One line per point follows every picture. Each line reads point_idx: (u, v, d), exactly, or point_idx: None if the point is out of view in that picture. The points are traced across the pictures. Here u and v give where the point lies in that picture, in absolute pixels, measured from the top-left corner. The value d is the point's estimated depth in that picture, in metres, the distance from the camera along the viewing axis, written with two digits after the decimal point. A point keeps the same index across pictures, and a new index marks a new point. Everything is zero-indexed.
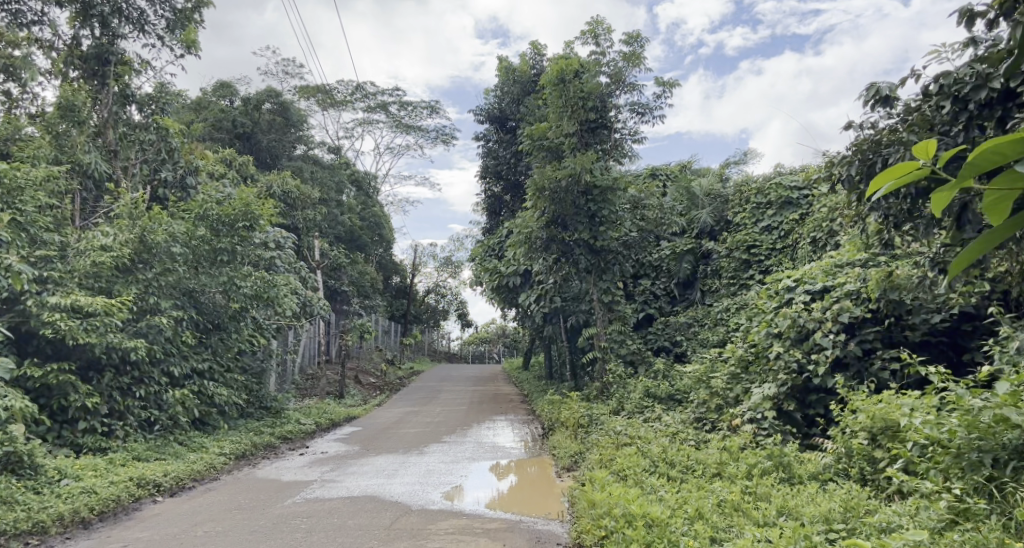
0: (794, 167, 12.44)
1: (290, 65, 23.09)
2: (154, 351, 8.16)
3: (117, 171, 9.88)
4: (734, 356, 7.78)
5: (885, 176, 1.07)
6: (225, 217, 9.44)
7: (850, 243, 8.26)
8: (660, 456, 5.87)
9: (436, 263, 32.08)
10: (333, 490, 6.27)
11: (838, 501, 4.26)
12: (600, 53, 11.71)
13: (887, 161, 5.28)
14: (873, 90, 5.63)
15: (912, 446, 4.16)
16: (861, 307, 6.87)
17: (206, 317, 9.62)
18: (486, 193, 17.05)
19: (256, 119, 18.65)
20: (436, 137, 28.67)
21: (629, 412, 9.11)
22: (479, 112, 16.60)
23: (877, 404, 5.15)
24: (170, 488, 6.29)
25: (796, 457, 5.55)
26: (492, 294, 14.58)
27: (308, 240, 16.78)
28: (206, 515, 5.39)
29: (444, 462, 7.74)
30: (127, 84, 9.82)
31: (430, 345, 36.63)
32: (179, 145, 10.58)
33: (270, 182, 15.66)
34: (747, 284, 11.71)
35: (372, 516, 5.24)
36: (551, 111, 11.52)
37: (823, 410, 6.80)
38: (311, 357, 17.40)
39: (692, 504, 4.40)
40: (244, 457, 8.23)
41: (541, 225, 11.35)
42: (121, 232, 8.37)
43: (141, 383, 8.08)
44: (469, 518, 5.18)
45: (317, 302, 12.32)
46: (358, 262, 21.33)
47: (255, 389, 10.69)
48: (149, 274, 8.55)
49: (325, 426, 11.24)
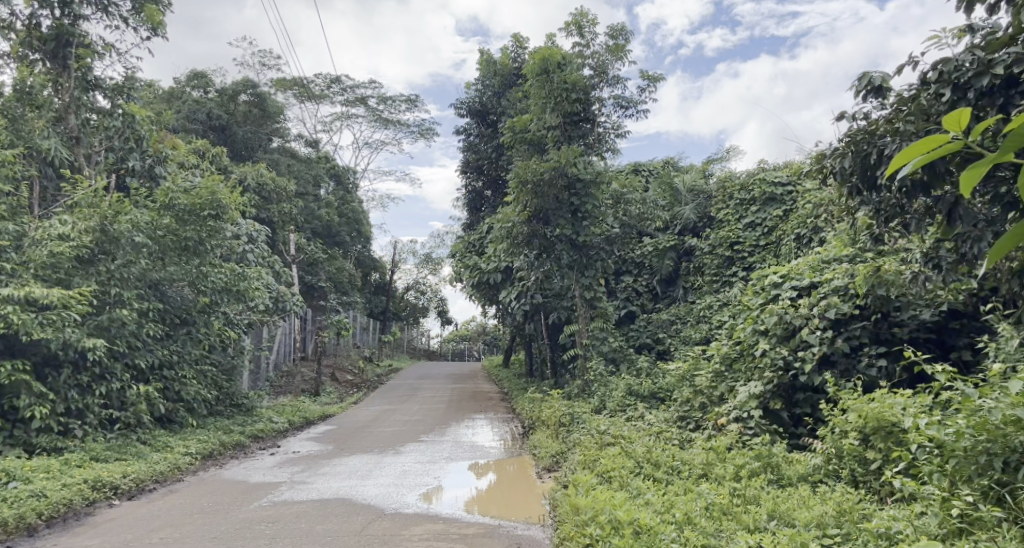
0: (777, 163, 12.37)
1: (268, 56, 22.60)
2: (115, 346, 7.74)
3: (79, 159, 9.42)
4: (719, 353, 7.62)
5: (912, 151, 1.10)
6: (193, 207, 9.02)
7: (837, 239, 8.16)
8: (644, 457, 5.65)
9: (415, 259, 31.72)
10: (303, 492, 5.97)
11: (831, 504, 4.10)
12: (584, 45, 11.45)
13: (883, 153, 5.15)
14: (866, 80, 5.49)
15: (916, 449, 3.98)
16: (849, 304, 6.74)
17: (172, 310, 9.22)
18: (467, 187, 16.78)
19: (232, 110, 18.17)
20: (416, 132, 28.29)
21: (611, 411, 8.91)
22: (460, 105, 16.31)
23: (869, 403, 4.96)
24: (129, 491, 5.92)
25: (784, 458, 5.40)
26: (471, 290, 14.27)
27: (283, 235, 16.37)
28: (166, 520, 5.05)
29: (421, 462, 7.47)
30: (90, 68, 9.36)
31: (409, 343, 36.24)
32: (146, 133, 10.12)
33: (243, 174, 15.21)
34: (730, 281, 11.59)
35: (344, 521, 4.95)
36: (534, 103, 11.31)
37: (810, 409, 6.66)
38: (285, 353, 16.97)
39: (680, 508, 4.21)
40: (211, 457, 7.87)
41: (523, 220, 11.06)
42: (81, 220, 7.95)
43: (102, 379, 7.67)
44: (447, 523, 4.94)
45: (291, 297, 11.96)
46: (335, 258, 20.93)
47: (226, 387, 10.31)
48: (111, 265, 8.10)
49: (298, 425, 10.90)
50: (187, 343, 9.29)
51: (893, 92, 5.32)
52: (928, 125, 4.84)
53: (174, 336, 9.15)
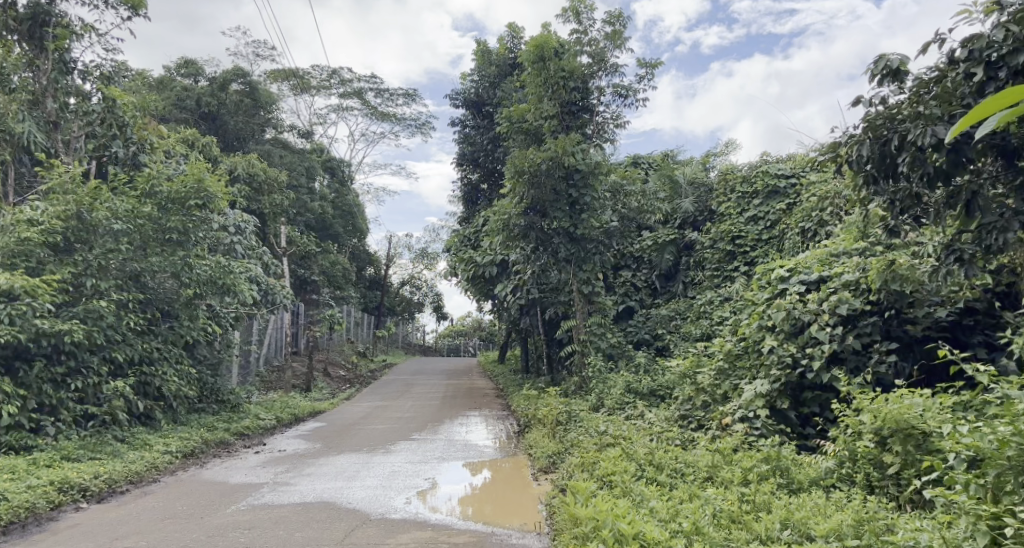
0: (780, 156, 12.10)
1: (261, 46, 22.23)
2: (93, 338, 7.41)
3: (56, 145, 9.04)
4: (723, 350, 7.34)
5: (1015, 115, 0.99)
6: (176, 195, 8.68)
7: (847, 233, 7.88)
8: (646, 459, 5.36)
9: (411, 254, 31.38)
10: (284, 495, 5.64)
11: (849, 512, 3.81)
12: (582, 32, 11.04)
13: (907, 137, 4.83)
14: (883, 63, 5.17)
15: (952, 458, 3.67)
16: (861, 299, 6.44)
17: (155, 302, 8.87)
18: (463, 180, 16.42)
19: (222, 100, 17.69)
20: (414, 127, 27.94)
21: (610, 409, 8.61)
22: (455, 96, 15.99)
23: (884, 403, 4.67)
24: (99, 493, 5.58)
25: (793, 460, 5.11)
26: (467, 284, 13.91)
27: (274, 227, 16.00)
28: (134, 526, 4.71)
29: (412, 462, 7.14)
30: (67, 49, 8.97)
31: (404, 338, 35.84)
32: (129, 119, 9.76)
33: (234, 164, 14.79)
34: (731, 276, 11.31)
35: (326, 528, 4.62)
36: (530, 92, 10.99)
37: (818, 409, 6.34)
38: (276, 347, 16.63)
39: (687, 517, 3.91)
40: (192, 456, 7.53)
41: (519, 212, 10.78)
42: (54, 205, 7.63)
43: (78, 374, 7.34)
44: (435, 530, 4.62)
45: (280, 290, 11.59)
46: (329, 251, 20.60)
47: (211, 383, 9.96)
48: (89, 253, 7.89)
49: (286, 422, 10.54)
50: (169, 337, 8.94)
51: (912, 74, 5.01)
52: (952, 108, 4.55)
53: (155, 330, 8.80)
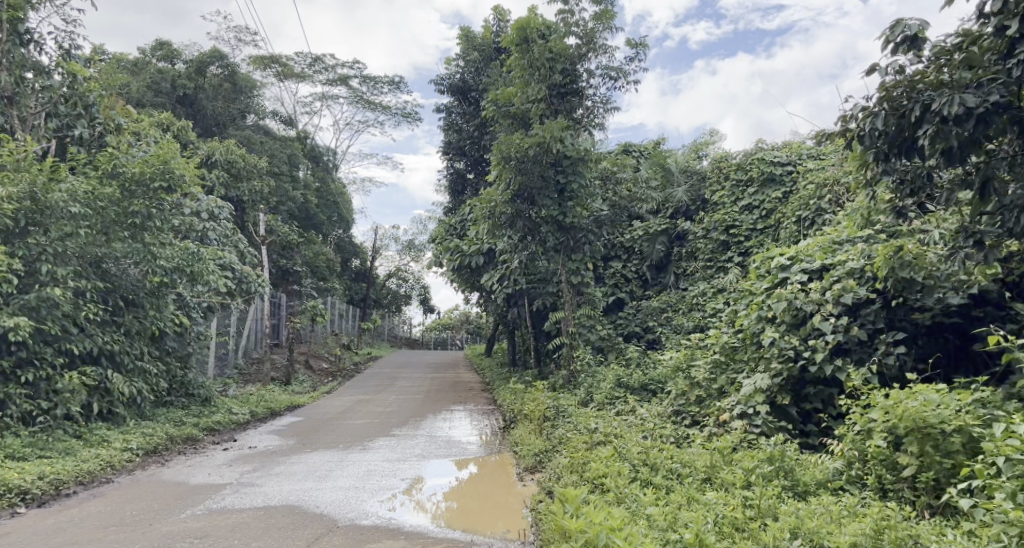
0: (776, 143, 11.72)
1: (242, 31, 21.59)
2: (45, 328, 6.89)
3: (10, 121, 8.48)
4: (719, 343, 6.97)
5: None
6: (140, 176, 8.12)
7: (849, 219, 7.54)
8: (639, 458, 4.98)
9: (397, 246, 30.94)
10: (246, 498, 5.18)
11: (866, 520, 3.43)
12: (569, 12, 10.55)
13: (929, 108, 4.45)
14: (900, 29, 4.83)
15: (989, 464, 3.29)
16: (866, 288, 6.07)
17: (118, 290, 8.36)
18: (449, 169, 15.95)
19: (200, 83, 17.01)
20: (399, 116, 27.37)
21: (599, 404, 8.24)
22: (440, 81, 15.45)
23: (899, 398, 4.30)
24: (40, 496, 5.08)
25: (797, 461, 4.73)
26: (452, 274, 13.45)
27: (252, 214, 15.43)
28: (72, 535, 4.23)
29: (390, 460, 6.69)
30: (21, 19, 8.39)
31: (389, 330, 35.38)
32: (94, 98, 9.25)
33: (210, 149, 14.19)
34: (724, 266, 10.99)
35: (286, 537, 4.17)
36: (516, 74, 10.52)
37: (821, 404, 5.98)
38: (255, 340, 16.06)
39: (685, 526, 3.53)
40: (154, 453, 7.04)
41: (506, 199, 10.29)
42: (5, 185, 7.07)
43: (28, 367, 6.82)
44: (408, 540, 4.18)
45: (257, 278, 11.10)
46: (311, 241, 20.02)
47: (181, 375, 9.46)
48: (43, 238, 7.32)
49: (261, 417, 10.06)
50: (135, 327, 8.43)
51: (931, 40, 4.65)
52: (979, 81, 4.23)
53: (118, 319, 8.26)
